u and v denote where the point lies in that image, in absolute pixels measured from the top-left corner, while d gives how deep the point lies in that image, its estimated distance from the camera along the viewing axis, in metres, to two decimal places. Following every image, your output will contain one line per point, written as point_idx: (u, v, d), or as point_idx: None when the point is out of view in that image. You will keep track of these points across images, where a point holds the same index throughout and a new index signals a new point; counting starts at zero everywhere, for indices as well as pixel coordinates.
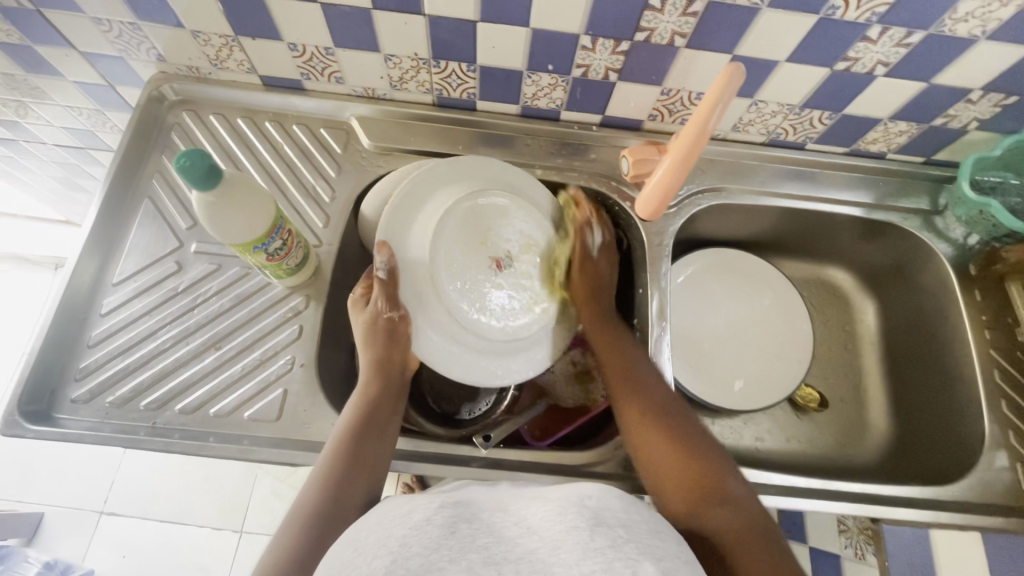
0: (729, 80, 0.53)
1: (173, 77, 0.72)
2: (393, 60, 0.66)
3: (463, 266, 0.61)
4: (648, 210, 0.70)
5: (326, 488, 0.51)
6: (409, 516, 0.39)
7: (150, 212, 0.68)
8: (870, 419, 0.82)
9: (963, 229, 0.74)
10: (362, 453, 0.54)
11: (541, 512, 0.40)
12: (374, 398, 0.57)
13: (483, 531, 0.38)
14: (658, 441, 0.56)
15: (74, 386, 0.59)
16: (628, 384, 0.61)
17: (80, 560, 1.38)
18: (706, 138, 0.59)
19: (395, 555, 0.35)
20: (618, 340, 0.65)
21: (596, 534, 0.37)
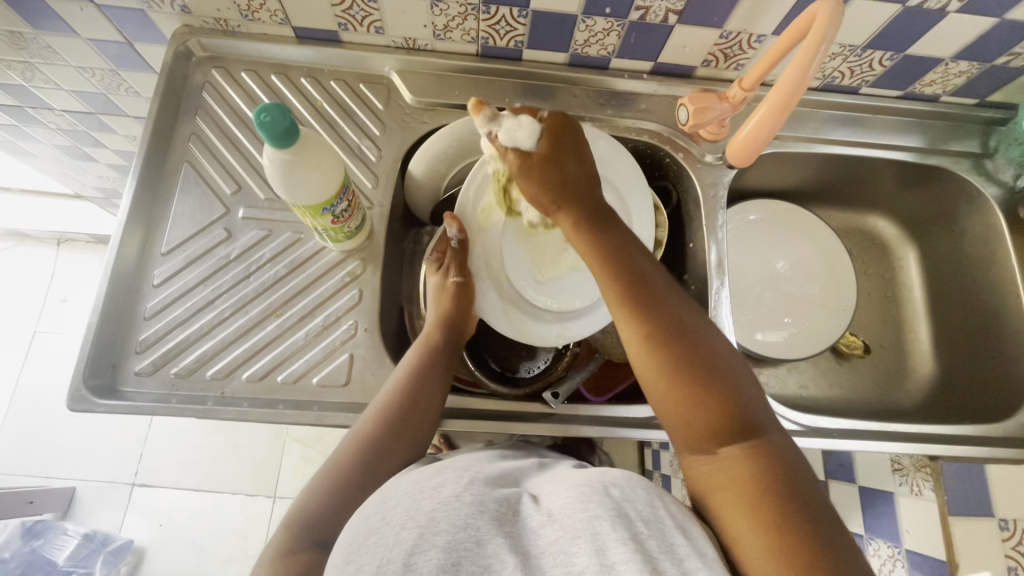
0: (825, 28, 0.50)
1: (199, 31, 0.67)
2: (441, 6, 0.62)
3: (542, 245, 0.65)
4: (739, 159, 0.67)
5: (373, 432, 0.52)
6: (438, 491, 0.40)
7: (191, 177, 0.65)
8: (913, 364, 0.84)
9: (1014, 170, 0.73)
10: (416, 406, 0.55)
11: (563, 495, 0.40)
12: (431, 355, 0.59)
13: (512, 518, 0.39)
14: (638, 342, 0.47)
15: (137, 359, 0.58)
16: (608, 253, 0.51)
17: (117, 531, 1.39)
18: (804, 84, 0.55)
19: (422, 530, 0.36)
20: (614, 249, 0.51)
21: (618, 525, 0.36)
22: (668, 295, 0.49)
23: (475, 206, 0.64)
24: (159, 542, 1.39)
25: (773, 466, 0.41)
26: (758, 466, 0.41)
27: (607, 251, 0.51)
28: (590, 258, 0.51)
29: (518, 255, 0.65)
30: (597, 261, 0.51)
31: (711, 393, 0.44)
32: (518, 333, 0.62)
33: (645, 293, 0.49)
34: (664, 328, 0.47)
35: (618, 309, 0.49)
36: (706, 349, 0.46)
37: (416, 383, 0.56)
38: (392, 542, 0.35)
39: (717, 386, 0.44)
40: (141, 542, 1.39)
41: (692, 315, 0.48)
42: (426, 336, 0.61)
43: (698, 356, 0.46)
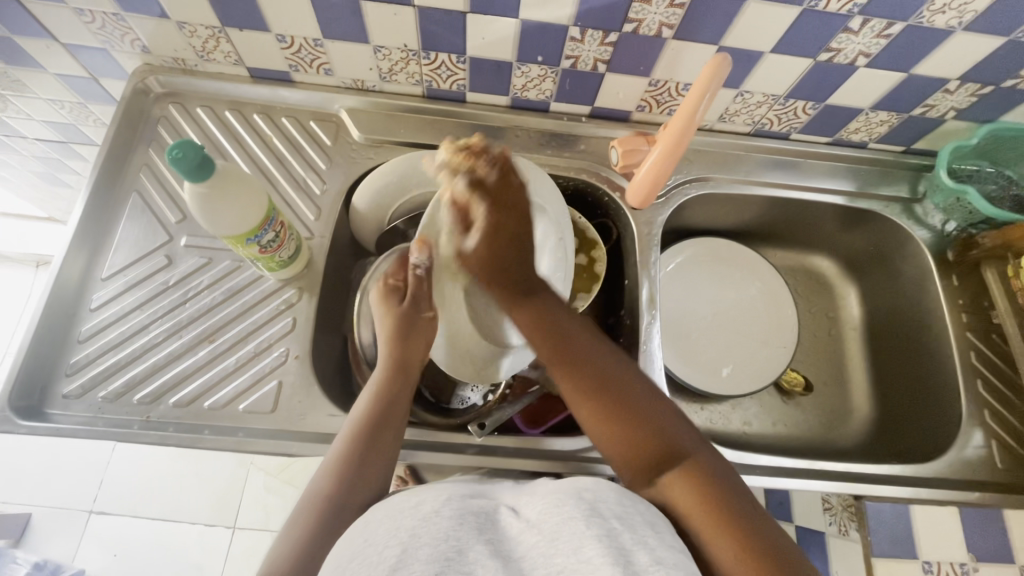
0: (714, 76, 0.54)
1: (159, 69, 0.71)
2: (383, 51, 0.66)
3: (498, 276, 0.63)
4: (644, 197, 0.70)
5: (337, 481, 0.51)
6: (419, 507, 0.42)
7: (139, 206, 0.67)
8: (853, 404, 0.84)
9: (942, 216, 0.76)
10: (376, 444, 0.54)
11: (542, 504, 0.43)
12: (388, 390, 0.58)
13: (487, 525, 0.41)
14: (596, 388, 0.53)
15: (66, 381, 0.59)
16: (547, 333, 0.57)
17: (71, 560, 1.36)
18: (697, 121, 0.59)
19: (405, 546, 0.38)
20: (550, 320, 0.57)
21: (592, 523, 0.39)
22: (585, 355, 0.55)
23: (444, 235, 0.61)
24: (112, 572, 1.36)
25: (710, 480, 0.47)
26: (699, 489, 0.46)
27: (546, 328, 0.57)
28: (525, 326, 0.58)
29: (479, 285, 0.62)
30: (535, 331, 0.57)
31: (641, 422, 0.51)
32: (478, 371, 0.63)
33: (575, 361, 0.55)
34: (597, 373, 0.54)
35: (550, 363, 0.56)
36: (637, 394, 0.53)
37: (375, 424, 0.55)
38: (377, 560, 0.37)
39: (648, 423, 0.51)
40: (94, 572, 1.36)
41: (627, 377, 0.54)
42: (379, 379, 0.58)
43: (617, 385, 0.53)
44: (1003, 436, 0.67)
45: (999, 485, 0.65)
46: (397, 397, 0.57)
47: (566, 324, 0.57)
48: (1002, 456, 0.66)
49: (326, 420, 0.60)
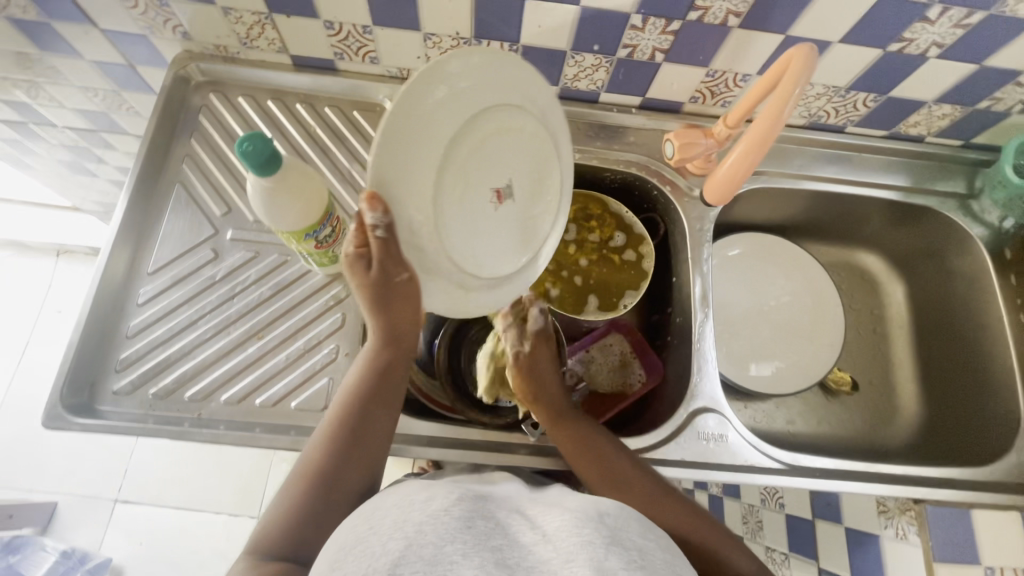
0: (796, 80, 0.52)
1: (199, 56, 0.69)
2: (433, 39, 0.64)
3: (470, 200, 0.52)
4: (717, 198, 0.69)
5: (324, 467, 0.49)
6: (428, 504, 0.40)
7: (183, 198, 0.66)
8: (899, 404, 0.83)
9: (999, 212, 0.74)
10: (363, 432, 0.52)
11: (558, 518, 0.40)
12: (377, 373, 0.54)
13: (496, 532, 0.39)
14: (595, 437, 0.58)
15: (116, 377, 0.58)
16: (539, 390, 0.59)
17: (97, 548, 1.37)
18: (780, 126, 0.56)
19: (410, 541, 0.36)
20: (540, 364, 0.60)
21: (608, 551, 0.37)
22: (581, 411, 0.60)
23: (405, 159, 0.46)
24: (138, 561, 1.37)
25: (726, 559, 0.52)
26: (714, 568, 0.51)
27: (555, 413, 0.59)
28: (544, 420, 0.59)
29: (462, 218, 0.52)
30: (542, 414, 0.59)
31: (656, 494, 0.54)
32: (453, 310, 0.54)
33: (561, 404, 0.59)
34: (596, 448, 0.57)
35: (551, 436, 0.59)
36: (638, 468, 0.56)
37: (363, 408, 0.52)
38: (380, 552, 0.35)
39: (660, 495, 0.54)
40: (120, 560, 1.36)
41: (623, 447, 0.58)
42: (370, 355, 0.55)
43: (620, 456, 0.57)
44: None
45: None
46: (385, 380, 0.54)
47: (549, 364, 0.60)
48: None
49: None
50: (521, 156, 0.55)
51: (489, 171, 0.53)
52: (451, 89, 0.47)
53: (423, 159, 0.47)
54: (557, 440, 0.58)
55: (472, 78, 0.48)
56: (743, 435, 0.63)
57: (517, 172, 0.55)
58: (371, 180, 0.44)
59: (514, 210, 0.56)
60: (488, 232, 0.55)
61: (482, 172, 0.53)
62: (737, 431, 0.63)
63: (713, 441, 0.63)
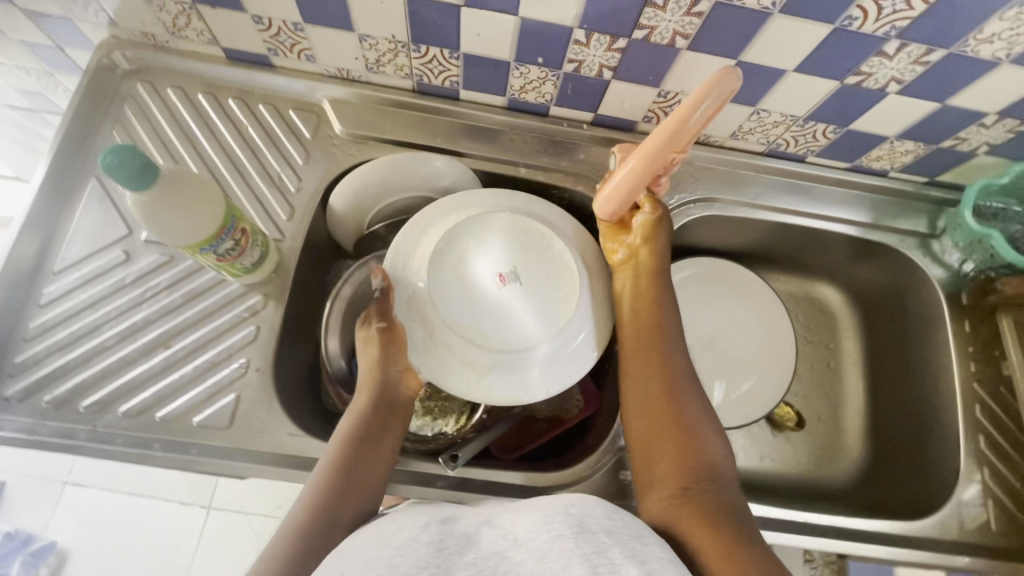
0: (718, 83, 0.43)
1: (126, 43, 0.65)
2: (369, 41, 0.60)
3: (470, 287, 0.55)
4: (607, 211, 0.57)
5: (314, 517, 0.47)
6: (396, 535, 0.39)
7: (98, 193, 0.62)
8: (846, 443, 0.80)
9: (959, 254, 0.71)
10: (352, 487, 0.49)
11: (527, 519, 0.40)
12: (368, 420, 0.53)
13: (467, 545, 0.38)
14: (654, 384, 0.54)
15: (8, 383, 0.55)
16: (641, 300, 0.58)
17: (44, 530, 1.35)
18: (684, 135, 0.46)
19: (384, 571, 0.36)
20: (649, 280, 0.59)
21: (580, 542, 0.37)
22: (674, 349, 0.56)
23: (404, 258, 0.56)
24: (84, 544, 1.35)
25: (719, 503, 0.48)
26: (700, 506, 0.47)
27: (646, 314, 0.57)
28: (630, 309, 0.58)
29: (467, 298, 0.55)
30: (635, 317, 0.57)
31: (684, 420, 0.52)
32: (466, 389, 0.54)
33: (665, 349, 0.56)
34: (658, 353, 0.55)
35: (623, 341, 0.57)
36: (688, 394, 0.54)
37: (355, 454, 0.51)
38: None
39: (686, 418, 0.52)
40: (67, 543, 1.35)
41: (684, 370, 0.55)
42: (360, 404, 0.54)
43: (681, 381, 0.54)
44: (1003, 498, 0.63)
45: (991, 547, 0.61)
46: (379, 428, 0.53)
47: (658, 253, 0.60)
48: (997, 517, 0.63)
49: (286, 440, 0.56)
50: (521, 245, 0.57)
51: (487, 258, 0.56)
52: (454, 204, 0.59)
53: (426, 244, 0.57)
54: (625, 334, 0.57)
55: (469, 199, 0.59)
56: None
57: (527, 263, 0.56)
58: (386, 264, 0.57)
59: (525, 291, 0.55)
60: (497, 316, 0.54)
61: (483, 261, 0.56)
62: None
63: None
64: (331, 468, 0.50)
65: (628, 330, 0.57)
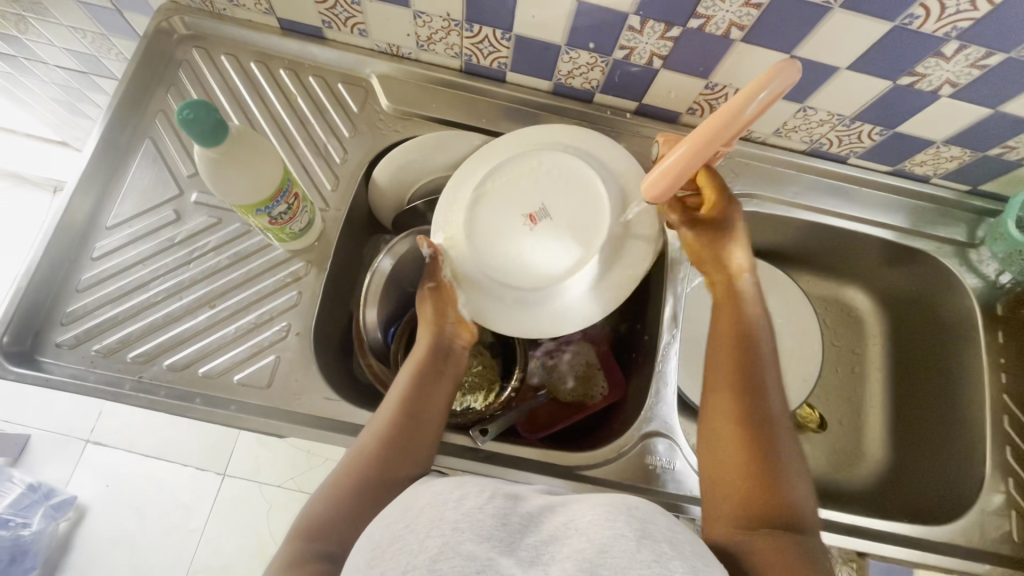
0: (779, 73, 0.41)
1: (184, 9, 0.66)
2: (423, 18, 0.61)
3: (503, 229, 0.58)
4: (655, 193, 0.49)
5: (369, 465, 0.49)
6: (461, 501, 0.38)
7: (151, 153, 0.64)
8: (867, 446, 0.81)
9: (997, 266, 0.71)
10: (412, 433, 0.52)
11: (587, 512, 0.39)
12: (422, 373, 0.56)
13: (532, 527, 0.37)
14: (728, 422, 0.51)
15: (61, 330, 0.57)
16: (731, 318, 0.56)
17: (64, 485, 1.39)
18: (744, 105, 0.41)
19: (447, 538, 0.35)
20: (736, 296, 0.58)
21: (643, 546, 0.35)
22: (768, 393, 0.52)
23: (444, 224, 0.59)
24: (101, 502, 1.39)
25: (799, 554, 0.43)
26: (773, 547, 0.44)
27: (735, 344, 0.55)
28: (717, 325, 0.57)
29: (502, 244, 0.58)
30: (725, 333, 0.56)
31: (761, 450, 0.49)
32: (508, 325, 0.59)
33: (760, 391, 0.52)
34: (751, 384, 0.52)
35: (717, 369, 0.54)
36: (776, 431, 0.50)
37: (410, 413, 0.53)
38: (417, 550, 0.34)
39: (769, 449, 0.49)
40: (86, 499, 1.38)
41: (778, 407, 0.52)
42: (419, 361, 0.56)
43: (773, 425, 0.51)
44: None
45: (1013, 558, 0.61)
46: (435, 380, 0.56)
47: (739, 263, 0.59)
48: (1020, 528, 0.63)
49: (322, 403, 0.58)
50: (550, 185, 0.59)
51: (517, 200, 0.59)
52: (480, 159, 0.61)
53: (461, 198, 0.60)
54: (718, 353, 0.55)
55: (498, 147, 0.62)
56: (692, 462, 0.62)
57: (552, 200, 0.59)
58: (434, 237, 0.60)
59: (557, 226, 0.58)
60: (538, 257, 0.57)
61: (513, 203, 0.59)
62: (687, 459, 0.62)
63: (662, 467, 0.61)
64: (386, 424, 0.52)
65: (712, 369, 0.55)
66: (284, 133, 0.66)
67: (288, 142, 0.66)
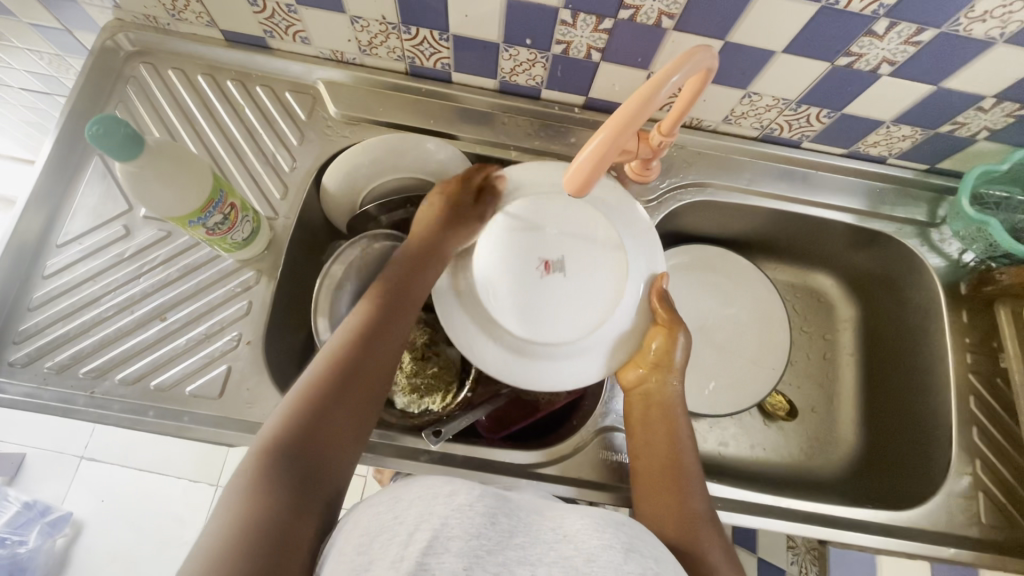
0: (691, 57, 0.43)
1: (129, 26, 0.67)
2: (360, 23, 0.61)
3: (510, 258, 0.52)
4: (574, 185, 0.46)
5: (287, 433, 0.46)
6: (452, 497, 0.37)
7: (100, 170, 0.65)
8: (839, 432, 0.80)
9: (959, 245, 0.70)
10: (346, 389, 0.49)
11: (575, 518, 0.37)
12: (373, 322, 0.53)
13: (519, 528, 0.36)
14: (660, 480, 0.52)
15: (13, 349, 0.58)
16: (660, 419, 0.55)
17: (60, 502, 1.41)
18: (663, 87, 0.42)
19: (439, 535, 0.34)
20: (666, 407, 0.56)
21: (630, 559, 0.35)
22: (694, 482, 0.52)
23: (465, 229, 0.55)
24: (97, 517, 1.40)
25: None
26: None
27: (665, 428, 0.55)
28: (642, 424, 0.56)
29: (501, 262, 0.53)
30: (651, 425, 0.55)
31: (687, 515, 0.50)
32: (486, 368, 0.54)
33: (682, 469, 0.53)
34: (677, 465, 0.53)
35: (646, 451, 0.54)
36: (700, 504, 0.51)
37: (348, 368, 0.50)
38: (410, 547, 0.34)
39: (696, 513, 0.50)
40: (82, 515, 1.40)
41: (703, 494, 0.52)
42: (366, 310, 0.54)
43: (695, 496, 0.51)
44: (995, 491, 0.62)
45: (980, 540, 0.60)
46: (385, 330, 0.54)
47: (667, 398, 0.56)
48: (988, 510, 0.62)
49: (273, 411, 0.58)
50: (585, 240, 0.54)
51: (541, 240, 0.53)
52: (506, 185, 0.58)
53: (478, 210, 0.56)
54: (642, 438, 0.55)
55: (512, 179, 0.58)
56: None
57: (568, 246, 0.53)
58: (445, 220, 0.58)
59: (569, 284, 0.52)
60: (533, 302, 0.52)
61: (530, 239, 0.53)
62: None
63: (619, 460, 0.62)
64: (318, 378, 0.49)
65: (642, 465, 0.54)
66: (231, 144, 0.67)
67: (235, 153, 0.66)
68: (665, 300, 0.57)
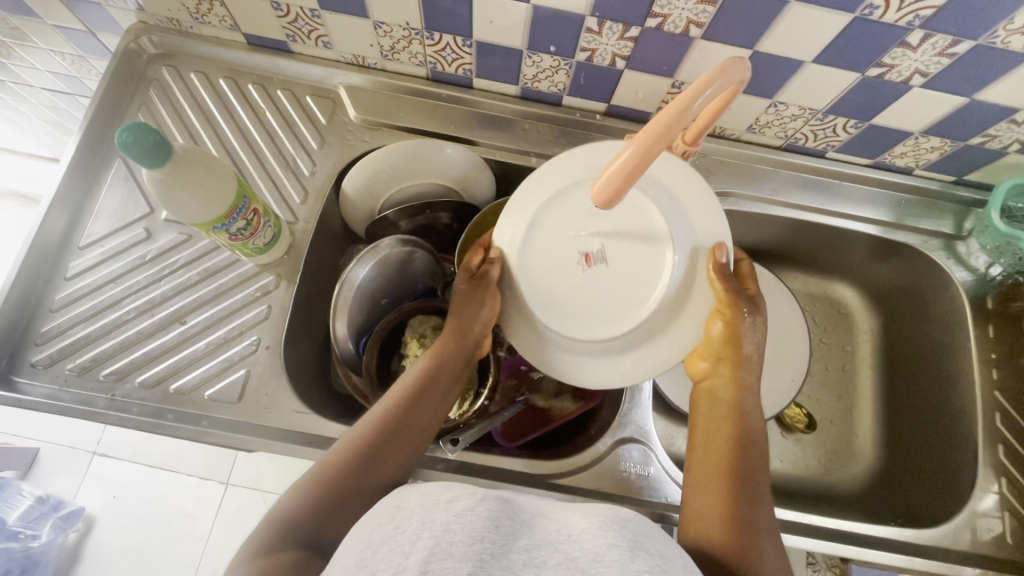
0: (723, 73, 0.43)
1: (152, 28, 0.67)
2: (384, 28, 0.61)
3: (558, 263, 0.50)
4: (601, 199, 0.44)
5: (348, 466, 0.48)
6: (453, 503, 0.33)
7: (123, 173, 0.65)
8: (858, 446, 0.79)
9: (987, 258, 0.68)
10: (404, 430, 0.51)
11: (581, 520, 0.34)
12: (437, 369, 0.54)
13: (523, 529, 0.32)
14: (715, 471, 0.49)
15: (36, 350, 0.58)
16: (726, 416, 0.52)
17: (72, 497, 1.42)
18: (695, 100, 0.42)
19: (438, 539, 0.30)
20: (735, 406, 0.52)
21: (636, 557, 0.31)
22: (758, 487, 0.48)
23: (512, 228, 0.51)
24: (109, 513, 1.41)
25: None
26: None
27: (727, 422, 0.51)
28: (706, 418, 0.52)
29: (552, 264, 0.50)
30: (716, 420, 0.52)
31: (742, 515, 0.46)
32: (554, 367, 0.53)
33: (745, 468, 0.49)
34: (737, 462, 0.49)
35: (705, 440, 0.51)
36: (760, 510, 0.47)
37: (409, 409, 0.52)
38: (408, 550, 0.30)
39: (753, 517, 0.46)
40: (94, 510, 1.41)
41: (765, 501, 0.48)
42: (434, 354, 0.55)
43: (755, 500, 0.47)
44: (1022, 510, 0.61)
45: (1006, 561, 0.59)
46: (446, 378, 0.54)
47: (734, 396, 0.52)
48: (1014, 529, 0.60)
49: (292, 417, 0.58)
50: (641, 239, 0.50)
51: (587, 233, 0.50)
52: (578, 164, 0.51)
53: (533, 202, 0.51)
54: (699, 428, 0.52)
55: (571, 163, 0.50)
56: (666, 467, 0.61)
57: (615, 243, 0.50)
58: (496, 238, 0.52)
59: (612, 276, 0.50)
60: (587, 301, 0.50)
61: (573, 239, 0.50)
62: (662, 467, 0.61)
63: (634, 474, 0.61)
64: (382, 415, 0.51)
65: (699, 455, 0.51)
66: (252, 148, 0.67)
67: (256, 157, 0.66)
68: (728, 277, 0.50)
